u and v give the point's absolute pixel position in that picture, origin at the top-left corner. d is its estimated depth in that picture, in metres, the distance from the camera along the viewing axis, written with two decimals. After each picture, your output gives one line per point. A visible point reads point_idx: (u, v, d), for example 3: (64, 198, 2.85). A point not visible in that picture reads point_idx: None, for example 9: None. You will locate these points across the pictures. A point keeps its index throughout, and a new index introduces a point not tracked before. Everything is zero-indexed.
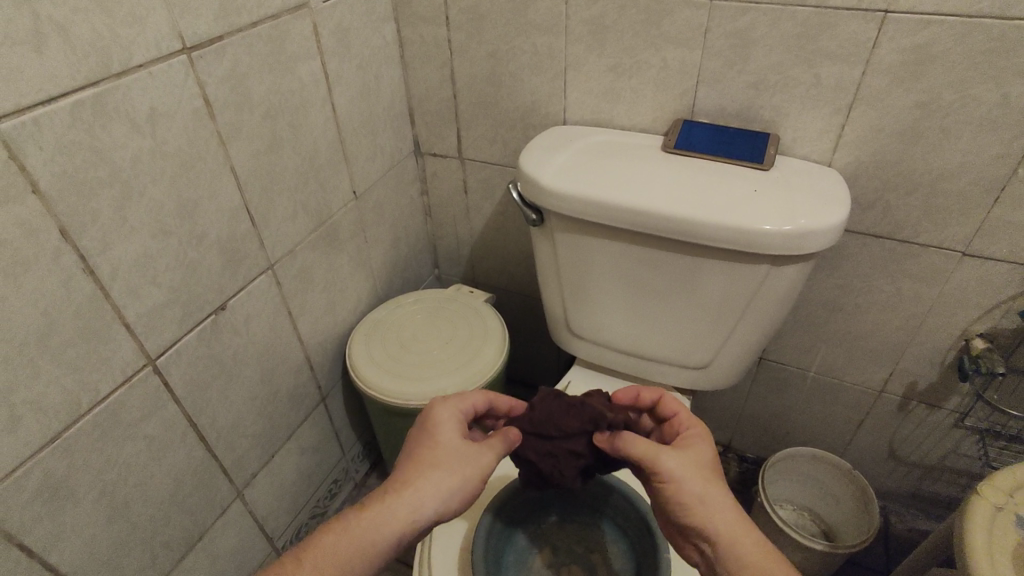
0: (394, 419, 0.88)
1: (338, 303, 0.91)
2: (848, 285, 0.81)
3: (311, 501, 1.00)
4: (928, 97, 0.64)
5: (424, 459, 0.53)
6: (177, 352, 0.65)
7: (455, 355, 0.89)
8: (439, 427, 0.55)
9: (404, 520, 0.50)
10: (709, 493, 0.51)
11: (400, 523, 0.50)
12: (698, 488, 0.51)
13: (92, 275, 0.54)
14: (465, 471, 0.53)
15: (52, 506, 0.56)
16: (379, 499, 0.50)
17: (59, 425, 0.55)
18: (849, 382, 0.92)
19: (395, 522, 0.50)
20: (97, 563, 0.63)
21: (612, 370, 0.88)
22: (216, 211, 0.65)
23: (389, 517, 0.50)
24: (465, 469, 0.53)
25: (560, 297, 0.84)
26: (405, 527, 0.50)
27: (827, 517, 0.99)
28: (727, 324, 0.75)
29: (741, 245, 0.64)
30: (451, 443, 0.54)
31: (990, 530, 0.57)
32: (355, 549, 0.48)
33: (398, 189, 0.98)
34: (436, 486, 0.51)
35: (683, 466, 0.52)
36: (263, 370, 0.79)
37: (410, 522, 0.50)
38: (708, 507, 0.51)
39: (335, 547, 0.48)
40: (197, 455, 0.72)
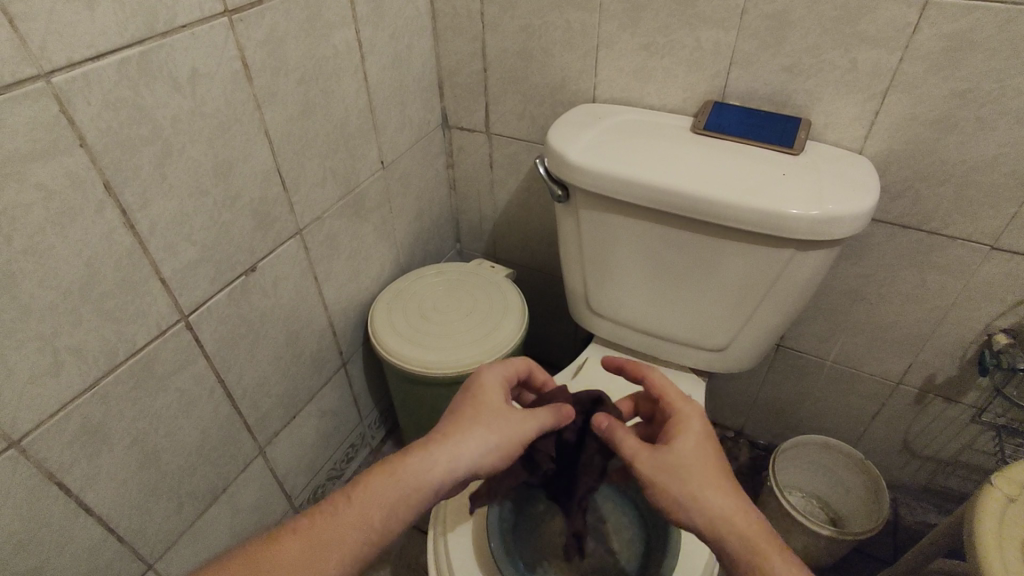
0: (413, 386, 0.90)
1: (362, 272, 0.93)
2: (871, 275, 0.81)
3: (328, 463, 1.02)
4: (966, 85, 0.63)
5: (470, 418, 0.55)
6: (209, 309, 0.67)
7: (474, 328, 0.90)
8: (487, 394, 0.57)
9: (444, 473, 0.51)
10: (701, 494, 0.51)
11: (441, 475, 0.51)
12: (683, 494, 0.51)
13: (132, 229, 0.56)
14: (506, 434, 0.54)
15: (90, 449, 0.59)
16: (426, 448, 0.52)
17: (98, 372, 0.57)
18: (866, 372, 0.92)
19: (437, 475, 0.51)
20: (128, 506, 0.66)
21: (629, 349, 0.89)
22: (250, 173, 0.67)
23: (431, 468, 0.51)
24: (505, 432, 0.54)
25: (581, 274, 0.84)
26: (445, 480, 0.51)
27: (836, 505, 1.00)
28: (747, 307, 0.75)
29: (767, 228, 0.64)
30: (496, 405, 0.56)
31: (1002, 538, 0.56)
32: (398, 496, 0.50)
33: (424, 161, 0.99)
34: (478, 444, 0.53)
35: (667, 475, 0.52)
36: (289, 332, 0.81)
37: (449, 474, 0.51)
38: (700, 512, 0.50)
39: (379, 492, 0.50)
40: (223, 410, 0.75)
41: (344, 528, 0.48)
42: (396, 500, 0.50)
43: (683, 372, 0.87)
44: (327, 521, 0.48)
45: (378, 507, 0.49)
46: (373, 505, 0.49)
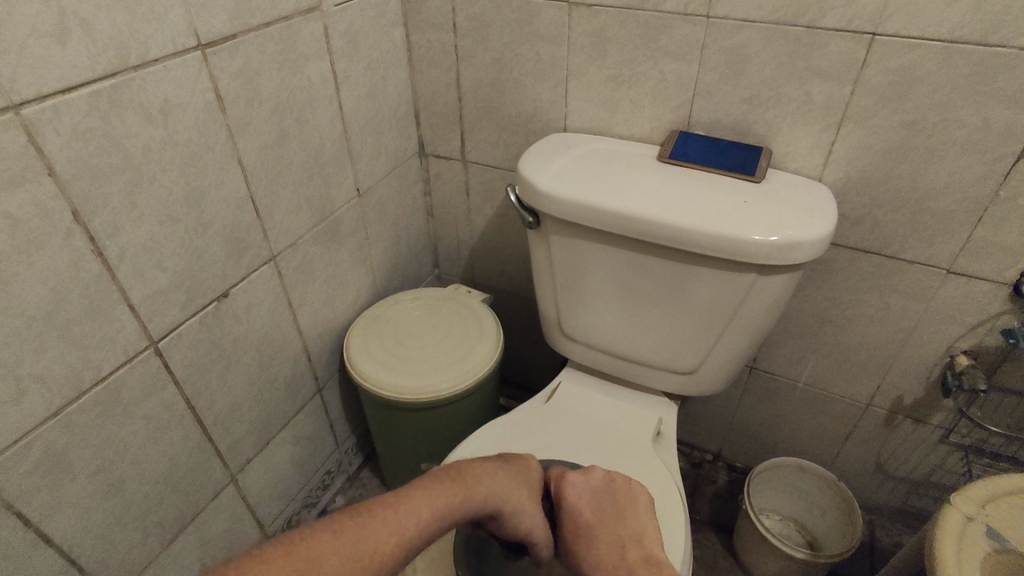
0: (387, 412, 0.90)
1: (338, 297, 0.93)
2: (837, 298, 0.83)
3: (302, 491, 1.01)
4: (915, 116, 0.66)
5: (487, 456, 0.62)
6: (179, 335, 0.67)
7: (449, 353, 0.90)
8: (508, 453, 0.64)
9: (462, 500, 0.54)
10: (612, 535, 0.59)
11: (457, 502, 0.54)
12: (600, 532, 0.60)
13: (100, 257, 0.56)
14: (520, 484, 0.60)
15: (52, 477, 0.58)
16: (450, 471, 0.56)
17: (62, 399, 0.57)
18: (836, 394, 0.93)
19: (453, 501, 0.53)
20: (91, 537, 0.65)
21: (602, 373, 0.90)
22: (223, 201, 0.68)
23: (453, 490, 0.54)
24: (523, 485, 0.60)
25: (554, 298, 0.85)
26: (460, 510, 0.54)
27: (813, 528, 1.00)
28: (715, 331, 0.76)
29: (729, 253, 0.66)
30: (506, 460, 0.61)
31: (961, 560, 0.56)
32: (416, 513, 0.51)
33: (401, 188, 1.00)
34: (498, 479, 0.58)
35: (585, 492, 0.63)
36: (262, 358, 0.81)
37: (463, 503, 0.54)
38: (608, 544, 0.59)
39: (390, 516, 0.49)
40: (193, 436, 0.74)
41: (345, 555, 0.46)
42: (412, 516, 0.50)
43: (655, 395, 0.88)
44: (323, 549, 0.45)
45: (398, 520, 0.50)
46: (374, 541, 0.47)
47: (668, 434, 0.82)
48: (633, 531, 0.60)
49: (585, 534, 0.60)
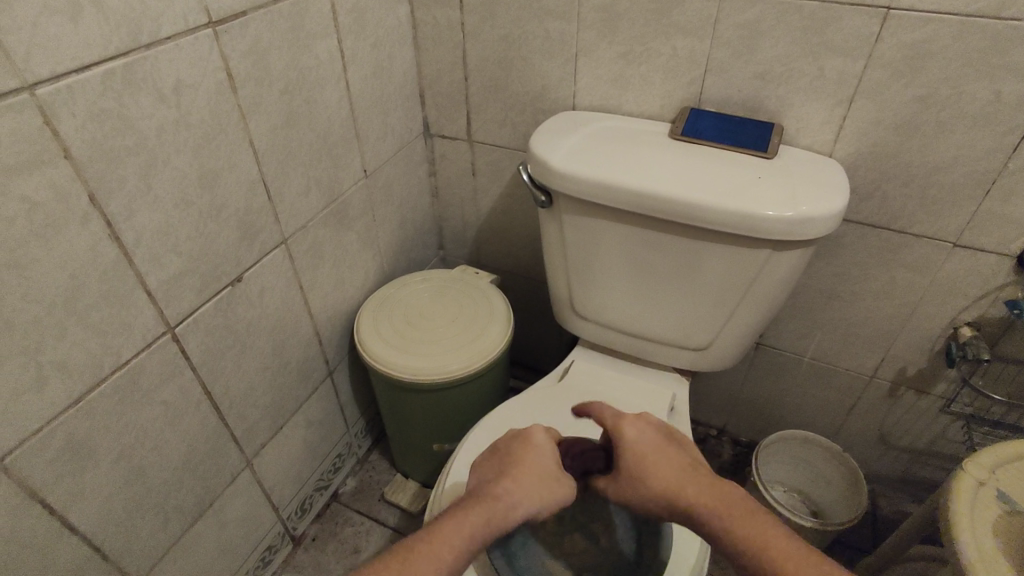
0: (400, 394, 0.90)
1: (347, 280, 0.93)
2: (845, 273, 0.84)
3: (315, 474, 1.02)
4: (927, 90, 0.66)
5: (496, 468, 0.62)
6: (195, 320, 0.67)
7: (460, 334, 0.91)
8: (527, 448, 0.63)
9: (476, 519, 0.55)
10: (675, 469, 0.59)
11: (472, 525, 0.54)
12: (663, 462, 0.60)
13: (117, 242, 0.55)
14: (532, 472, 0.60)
15: (75, 464, 0.58)
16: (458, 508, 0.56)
17: (83, 385, 0.57)
18: (841, 367, 0.95)
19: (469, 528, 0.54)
20: (114, 522, 0.65)
21: (613, 350, 0.91)
22: (235, 183, 0.67)
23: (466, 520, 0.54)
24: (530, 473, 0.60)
25: (565, 277, 0.86)
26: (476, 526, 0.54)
27: (817, 498, 1.02)
28: (727, 307, 0.77)
29: (744, 230, 0.67)
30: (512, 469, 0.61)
31: (974, 522, 0.58)
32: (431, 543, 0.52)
33: (407, 170, 1.00)
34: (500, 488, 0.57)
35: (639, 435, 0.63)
36: (275, 342, 0.81)
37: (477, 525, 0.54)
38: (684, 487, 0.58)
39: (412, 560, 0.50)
40: (210, 421, 0.74)
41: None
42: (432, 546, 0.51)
43: (667, 371, 0.89)
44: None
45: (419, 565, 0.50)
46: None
47: (681, 409, 0.83)
48: (687, 456, 0.62)
49: (651, 457, 0.61)
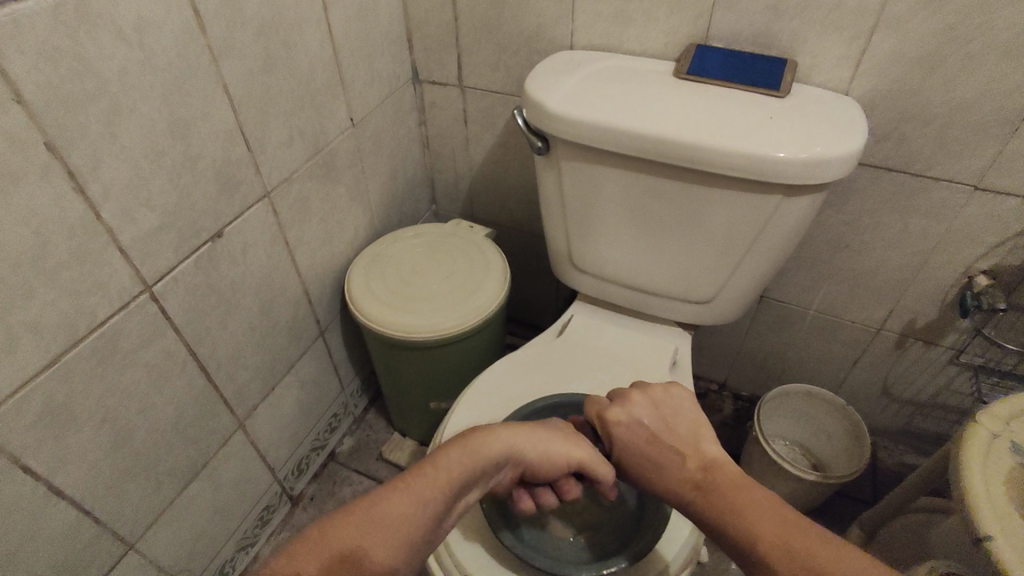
0: (394, 352, 0.88)
1: (336, 236, 0.89)
2: (854, 222, 0.81)
3: (310, 435, 1.01)
4: (956, 19, 0.61)
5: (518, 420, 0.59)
6: (175, 279, 0.64)
7: (455, 289, 0.87)
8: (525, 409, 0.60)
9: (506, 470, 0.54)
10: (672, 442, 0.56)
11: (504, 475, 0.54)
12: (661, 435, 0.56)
13: (83, 195, 0.52)
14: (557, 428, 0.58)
15: (56, 429, 0.56)
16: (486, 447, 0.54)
17: (58, 348, 0.54)
18: (848, 320, 0.92)
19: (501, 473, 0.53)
20: (103, 487, 0.63)
21: (613, 305, 0.88)
22: (211, 132, 0.62)
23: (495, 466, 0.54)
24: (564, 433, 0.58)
25: (564, 228, 0.82)
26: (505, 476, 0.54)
27: (818, 451, 1.02)
28: (733, 257, 0.74)
29: (753, 173, 0.63)
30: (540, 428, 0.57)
31: (987, 476, 0.56)
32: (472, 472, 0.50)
33: (396, 119, 0.94)
34: (536, 438, 0.55)
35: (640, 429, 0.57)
36: (262, 301, 0.78)
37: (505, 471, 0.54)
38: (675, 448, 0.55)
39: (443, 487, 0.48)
40: (198, 383, 0.72)
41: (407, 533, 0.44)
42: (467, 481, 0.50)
43: (669, 325, 0.86)
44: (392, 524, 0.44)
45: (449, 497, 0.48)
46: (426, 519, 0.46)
47: (684, 364, 0.81)
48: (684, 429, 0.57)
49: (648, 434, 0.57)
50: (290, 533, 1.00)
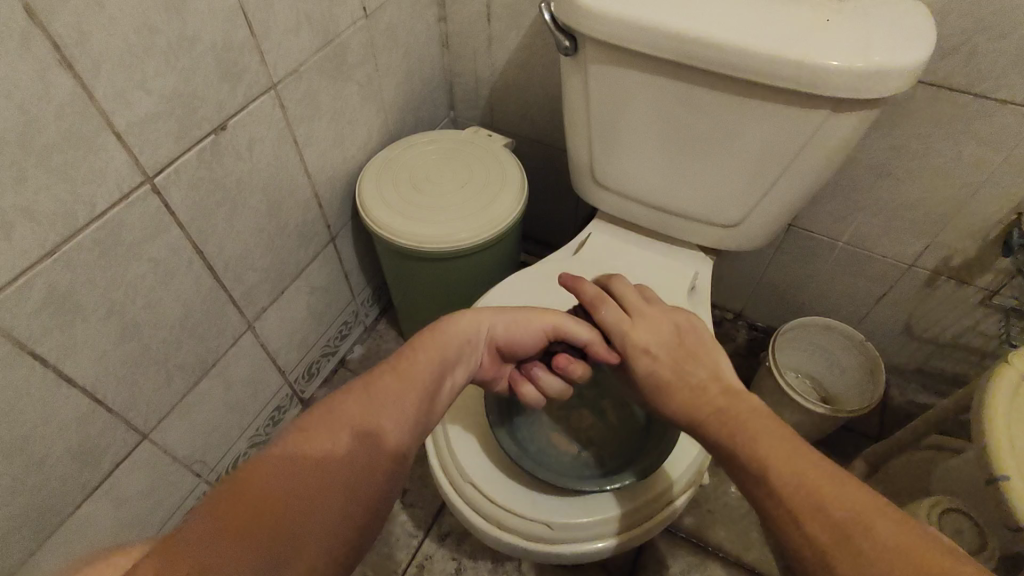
0: (405, 262, 0.86)
1: (347, 138, 0.85)
2: (902, 147, 0.75)
3: (320, 341, 1.01)
4: None
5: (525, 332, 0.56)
6: (177, 172, 0.61)
7: (470, 200, 0.84)
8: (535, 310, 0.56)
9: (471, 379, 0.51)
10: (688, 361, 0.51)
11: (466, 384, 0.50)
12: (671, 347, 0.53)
13: (71, 72, 0.48)
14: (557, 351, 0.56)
15: (61, 318, 0.55)
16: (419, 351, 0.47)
17: (56, 236, 0.52)
18: (879, 254, 0.88)
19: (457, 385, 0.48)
20: (113, 378, 0.64)
21: (634, 225, 0.84)
22: (209, 10, 0.57)
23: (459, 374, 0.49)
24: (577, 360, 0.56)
25: (587, 139, 0.77)
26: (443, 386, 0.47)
27: (829, 385, 1.00)
28: (766, 178, 0.69)
29: (801, 85, 0.57)
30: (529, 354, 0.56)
31: (1010, 422, 0.54)
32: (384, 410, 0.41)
33: (413, 12, 0.87)
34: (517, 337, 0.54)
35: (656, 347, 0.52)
36: (270, 202, 0.75)
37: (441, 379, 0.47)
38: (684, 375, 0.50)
39: (371, 443, 0.39)
40: (205, 282, 0.71)
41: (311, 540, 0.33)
42: (391, 412, 0.41)
43: (690, 249, 0.83)
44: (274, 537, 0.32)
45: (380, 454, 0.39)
46: (365, 470, 0.37)
47: (702, 289, 0.78)
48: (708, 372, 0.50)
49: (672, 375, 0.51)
50: None
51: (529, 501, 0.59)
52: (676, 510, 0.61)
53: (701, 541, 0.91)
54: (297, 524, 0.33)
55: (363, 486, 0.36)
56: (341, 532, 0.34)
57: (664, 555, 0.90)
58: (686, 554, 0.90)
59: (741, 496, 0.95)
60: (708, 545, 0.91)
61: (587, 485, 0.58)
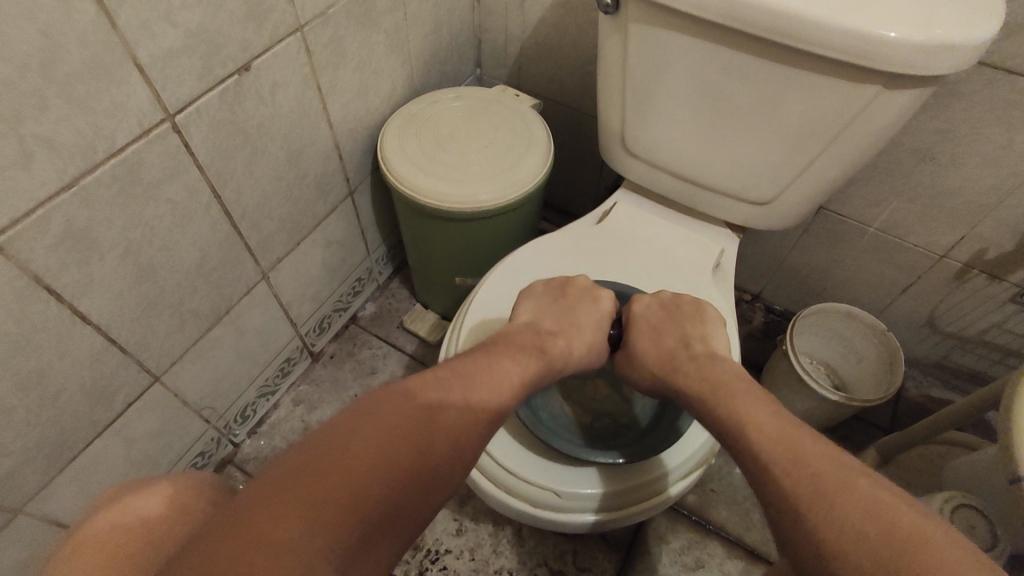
0: (424, 220, 0.84)
1: (372, 88, 0.82)
2: (949, 132, 0.71)
3: (333, 296, 1.01)
4: None
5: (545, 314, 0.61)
6: (199, 111, 0.59)
7: (494, 160, 0.82)
8: (533, 289, 0.64)
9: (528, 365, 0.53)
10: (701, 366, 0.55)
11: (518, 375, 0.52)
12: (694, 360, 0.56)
13: None
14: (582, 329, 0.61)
15: (78, 255, 0.55)
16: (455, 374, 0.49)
17: (75, 170, 0.51)
18: (910, 243, 0.86)
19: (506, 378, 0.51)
20: (127, 319, 0.63)
21: (662, 197, 0.82)
22: None
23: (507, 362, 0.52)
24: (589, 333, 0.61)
25: (621, 104, 0.74)
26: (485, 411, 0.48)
27: (844, 373, 0.99)
28: (804, 156, 0.66)
29: (854, 57, 0.54)
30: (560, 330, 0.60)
31: None
32: (408, 428, 0.43)
33: None
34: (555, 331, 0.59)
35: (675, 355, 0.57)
36: (291, 150, 0.73)
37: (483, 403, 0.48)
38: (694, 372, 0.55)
39: (407, 420, 0.43)
40: (222, 228, 0.69)
41: (349, 503, 0.37)
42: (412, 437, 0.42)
43: (717, 226, 0.81)
44: (315, 501, 0.36)
45: (418, 428, 0.43)
46: (358, 468, 0.39)
47: (726, 267, 0.77)
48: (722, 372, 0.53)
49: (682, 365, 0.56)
50: (309, 386, 1.04)
51: (535, 466, 0.59)
52: (679, 491, 0.60)
53: (702, 518, 0.92)
54: (290, 521, 0.35)
55: (360, 501, 0.38)
56: (331, 534, 0.36)
57: (664, 529, 0.91)
58: (686, 530, 0.90)
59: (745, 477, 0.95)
60: (709, 523, 0.91)
61: (598, 455, 0.57)
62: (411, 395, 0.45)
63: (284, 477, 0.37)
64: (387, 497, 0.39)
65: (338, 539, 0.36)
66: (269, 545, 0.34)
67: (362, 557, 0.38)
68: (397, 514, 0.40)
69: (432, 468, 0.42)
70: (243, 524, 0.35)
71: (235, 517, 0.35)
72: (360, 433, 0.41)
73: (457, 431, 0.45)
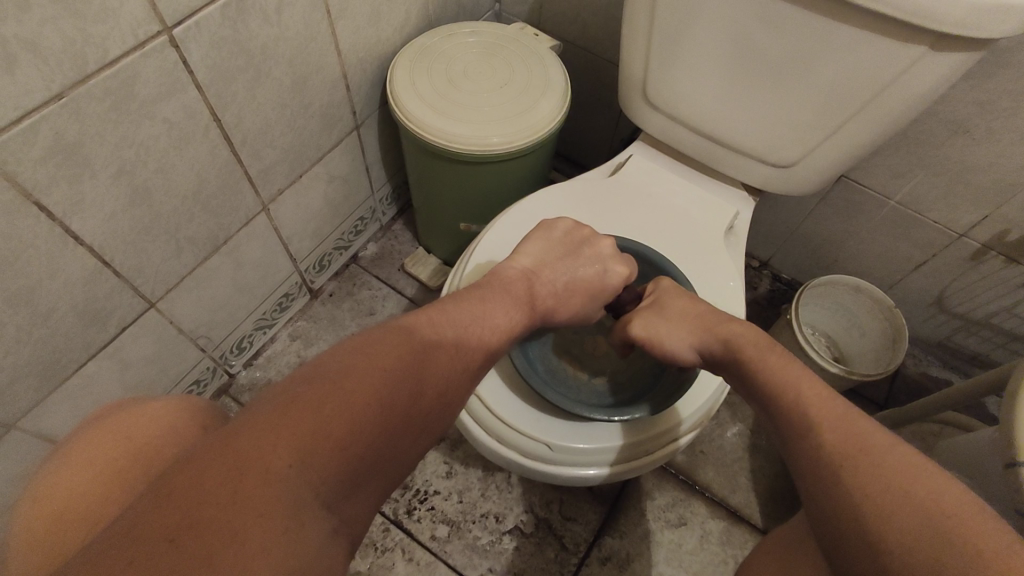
0: (430, 161, 0.81)
1: (384, 16, 0.78)
2: (989, 103, 0.68)
3: (335, 233, 0.99)
4: None
5: (551, 254, 0.60)
6: (198, 25, 0.55)
7: (507, 102, 0.78)
8: (547, 229, 0.62)
9: (517, 314, 0.52)
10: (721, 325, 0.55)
11: (507, 322, 0.51)
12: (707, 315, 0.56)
13: None
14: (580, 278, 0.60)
15: (68, 170, 0.52)
16: (445, 322, 0.46)
17: (63, 80, 0.48)
18: (930, 219, 0.83)
19: (497, 326, 0.50)
20: (120, 242, 0.61)
21: (680, 154, 0.79)
22: None
23: (498, 310, 0.51)
24: (585, 284, 0.60)
25: (645, 52, 0.70)
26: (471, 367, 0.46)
27: (845, 346, 0.99)
28: (834, 120, 0.63)
29: (903, 11, 0.50)
30: (559, 275, 0.58)
31: None
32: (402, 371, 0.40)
33: None
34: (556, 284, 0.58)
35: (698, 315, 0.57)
36: (295, 76, 0.70)
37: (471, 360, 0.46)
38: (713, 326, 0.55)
39: (399, 358, 0.41)
40: (222, 154, 0.67)
41: (342, 439, 0.35)
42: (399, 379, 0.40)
43: (733, 187, 0.78)
44: (306, 432, 0.34)
45: (410, 370, 0.41)
46: (350, 408, 0.36)
47: (739, 232, 0.75)
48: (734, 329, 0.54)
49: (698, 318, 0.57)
50: (306, 323, 1.03)
51: (532, 419, 0.59)
52: (673, 450, 0.60)
53: (688, 478, 0.93)
54: (274, 465, 0.32)
55: (353, 445, 0.36)
56: (319, 478, 0.34)
57: (651, 486, 0.92)
58: (672, 489, 0.92)
59: (736, 441, 0.96)
60: (695, 483, 0.92)
61: (596, 413, 0.56)
62: (401, 328, 0.44)
63: (265, 404, 0.35)
64: (385, 430, 0.38)
65: (330, 469, 0.34)
66: (260, 476, 0.32)
67: (349, 496, 0.36)
68: (382, 466, 0.38)
69: (422, 406, 0.41)
70: (223, 449, 0.32)
71: (221, 446, 0.32)
72: (353, 365, 0.39)
73: (447, 374, 0.44)
